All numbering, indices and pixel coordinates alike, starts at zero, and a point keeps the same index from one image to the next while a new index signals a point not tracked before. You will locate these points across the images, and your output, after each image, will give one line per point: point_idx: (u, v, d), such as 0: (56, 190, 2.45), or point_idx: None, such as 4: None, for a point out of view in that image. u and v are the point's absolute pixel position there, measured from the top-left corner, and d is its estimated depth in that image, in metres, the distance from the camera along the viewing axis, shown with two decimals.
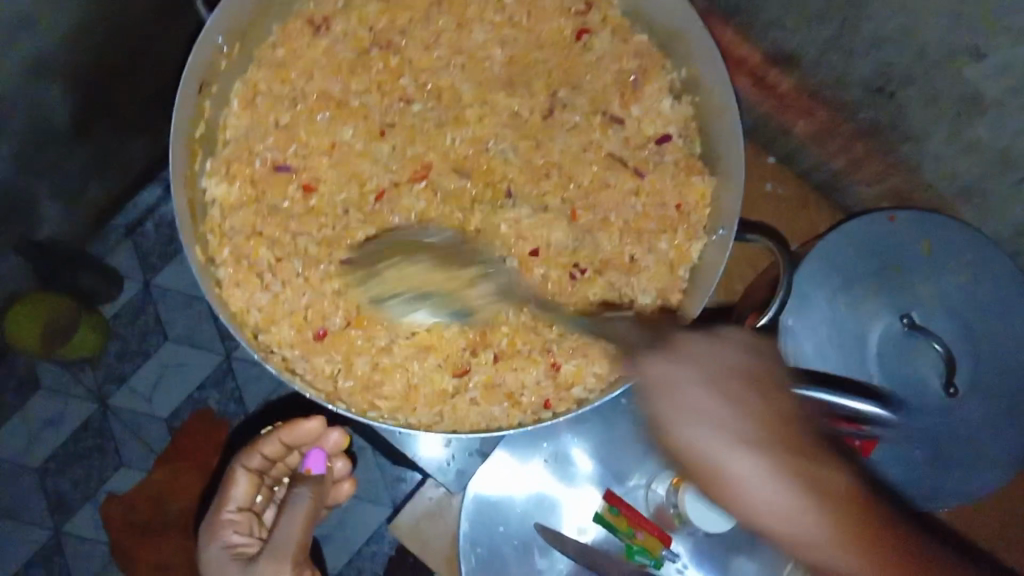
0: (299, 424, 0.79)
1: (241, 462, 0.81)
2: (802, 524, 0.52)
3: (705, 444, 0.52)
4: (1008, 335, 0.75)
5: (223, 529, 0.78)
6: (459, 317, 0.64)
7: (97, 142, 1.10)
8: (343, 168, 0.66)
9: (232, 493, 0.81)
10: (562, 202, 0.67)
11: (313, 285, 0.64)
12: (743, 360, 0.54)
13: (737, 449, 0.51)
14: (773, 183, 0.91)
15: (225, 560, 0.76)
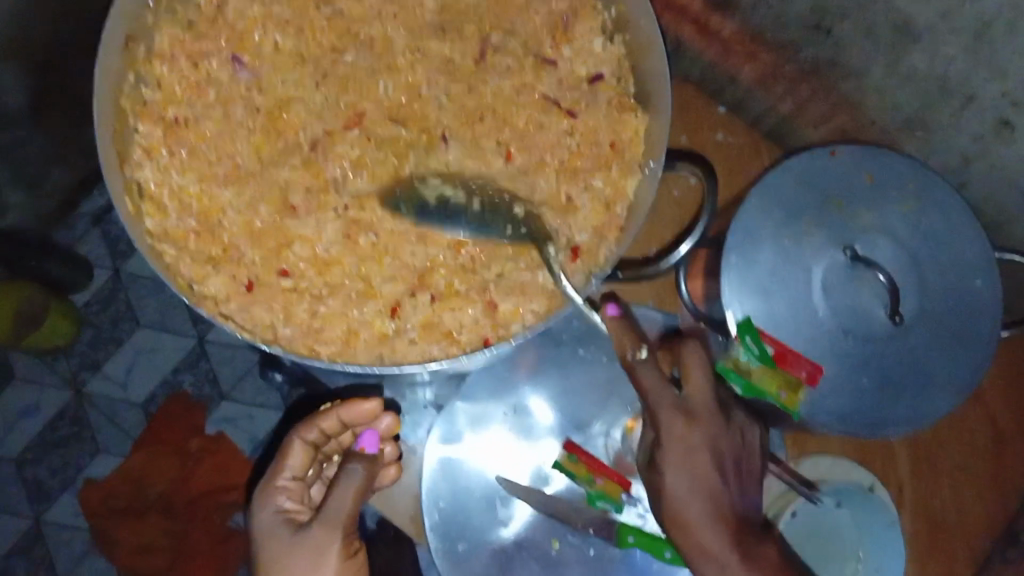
0: (358, 402, 0.79)
1: (299, 433, 0.81)
2: (705, 491, 0.68)
3: (678, 411, 0.68)
4: (952, 262, 0.75)
5: (275, 490, 0.80)
6: (395, 262, 0.65)
7: (56, 131, 1.10)
8: (275, 121, 0.66)
9: (287, 461, 0.81)
10: (498, 145, 0.66)
11: (253, 236, 0.65)
12: (699, 436, 0.68)
13: (711, 437, 0.68)
14: (722, 133, 0.92)
15: (276, 522, 0.77)
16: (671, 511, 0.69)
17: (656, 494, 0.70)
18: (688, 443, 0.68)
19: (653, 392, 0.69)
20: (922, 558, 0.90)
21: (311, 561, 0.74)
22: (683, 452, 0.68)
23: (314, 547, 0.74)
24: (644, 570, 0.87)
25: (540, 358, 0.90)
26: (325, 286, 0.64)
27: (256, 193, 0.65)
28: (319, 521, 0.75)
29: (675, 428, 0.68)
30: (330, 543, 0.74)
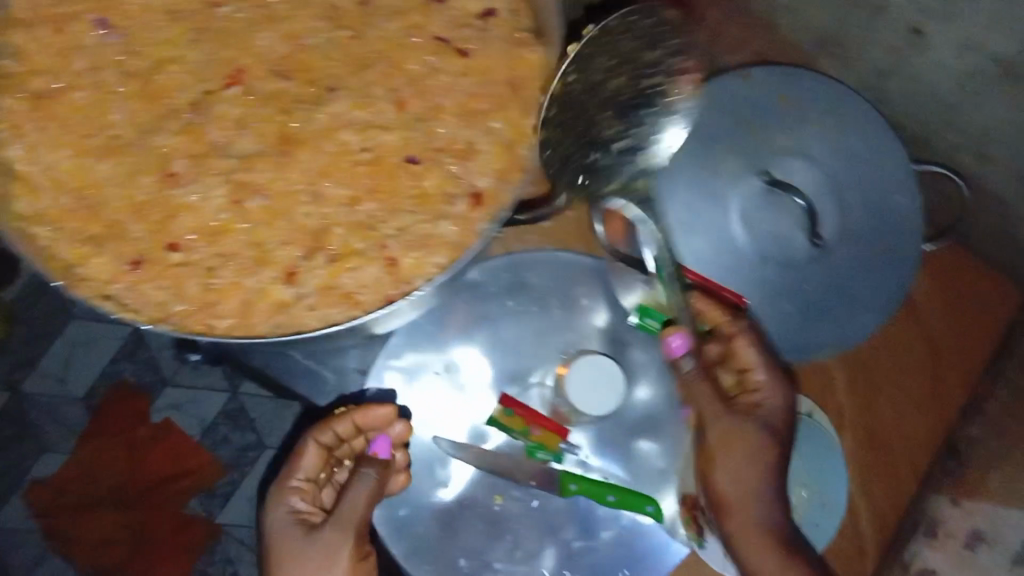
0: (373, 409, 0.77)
1: (312, 435, 0.78)
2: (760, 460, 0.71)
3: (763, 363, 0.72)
4: (871, 180, 0.73)
5: (291, 484, 0.78)
6: (289, 225, 0.61)
7: None
8: (149, 85, 0.62)
9: (299, 463, 0.78)
10: (389, 92, 0.63)
11: (134, 209, 0.61)
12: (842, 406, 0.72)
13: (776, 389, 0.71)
14: None
15: (288, 524, 0.76)
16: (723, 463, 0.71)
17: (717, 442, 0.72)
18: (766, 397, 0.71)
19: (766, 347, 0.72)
20: (865, 476, 0.90)
21: (319, 562, 0.74)
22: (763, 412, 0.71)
23: (323, 550, 0.74)
24: (589, 516, 0.87)
25: (470, 313, 0.87)
26: (217, 257, 0.61)
27: (135, 163, 0.61)
28: (331, 525, 0.75)
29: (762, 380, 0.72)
30: (339, 547, 0.74)
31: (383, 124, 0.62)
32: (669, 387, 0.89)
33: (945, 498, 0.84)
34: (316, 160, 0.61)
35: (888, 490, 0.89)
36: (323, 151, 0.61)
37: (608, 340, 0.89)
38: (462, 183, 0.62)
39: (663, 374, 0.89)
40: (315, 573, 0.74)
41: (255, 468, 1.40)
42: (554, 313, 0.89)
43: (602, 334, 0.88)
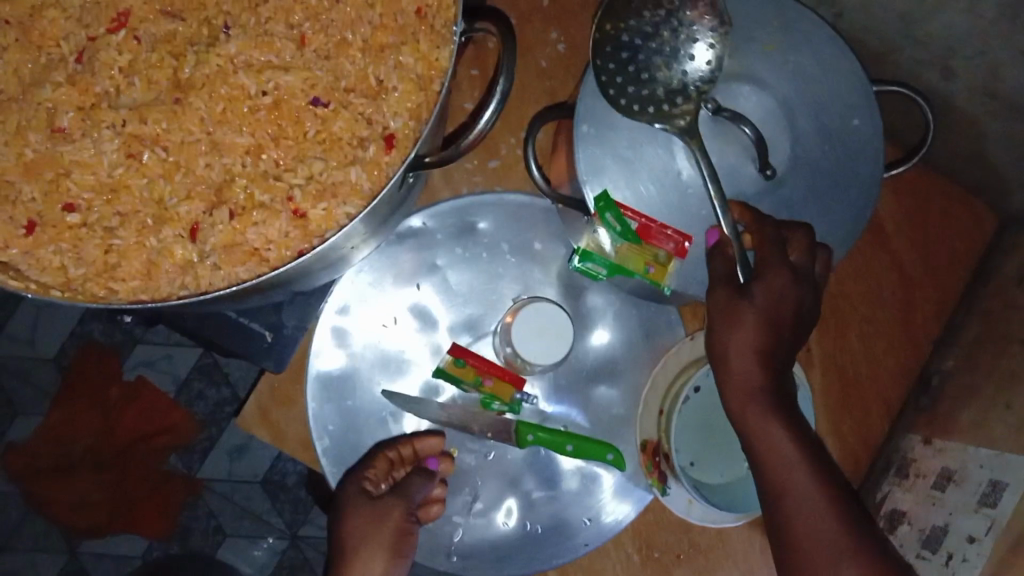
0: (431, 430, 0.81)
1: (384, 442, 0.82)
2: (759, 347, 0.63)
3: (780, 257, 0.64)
4: (826, 105, 0.69)
5: (365, 468, 0.80)
6: (190, 178, 0.57)
7: None
8: (30, 34, 0.58)
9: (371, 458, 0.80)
10: (289, 28, 0.58)
11: (26, 169, 0.57)
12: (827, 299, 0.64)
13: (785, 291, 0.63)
14: None
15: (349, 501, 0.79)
16: (726, 342, 0.64)
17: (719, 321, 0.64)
18: (766, 288, 0.63)
19: (774, 239, 0.64)
20: (837, 416, 0.86)
21: (373, 531, 0.78)
22: (769, 298, 0.63)
23: (377, 525, 0.78)
24: (549, 466, 0.84)
25: (416, 262, 0.83)
26: (115, 217, 0.57)
27: (20, 120, 0.57)
28: (395, 507, 0.78)
29: (772, 269, 0.63)
30: (390, 526, 0.78)
31: (283, 64, 0.58)
32: (629, 329, 0.85)
33: (918, 439, 0.83)
34: (210, 104, 0.57)
35: (860, 429, 0.87)
36: (218, 93, 0.56)
37: (564, 285, 0.85)
38: (373, 123, 0.58)
39: (621, 317, 0.85)
40: (367, 541, 0.78)
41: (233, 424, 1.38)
42: (506, 259, 0.85)
43: (557, 278, 0.85)
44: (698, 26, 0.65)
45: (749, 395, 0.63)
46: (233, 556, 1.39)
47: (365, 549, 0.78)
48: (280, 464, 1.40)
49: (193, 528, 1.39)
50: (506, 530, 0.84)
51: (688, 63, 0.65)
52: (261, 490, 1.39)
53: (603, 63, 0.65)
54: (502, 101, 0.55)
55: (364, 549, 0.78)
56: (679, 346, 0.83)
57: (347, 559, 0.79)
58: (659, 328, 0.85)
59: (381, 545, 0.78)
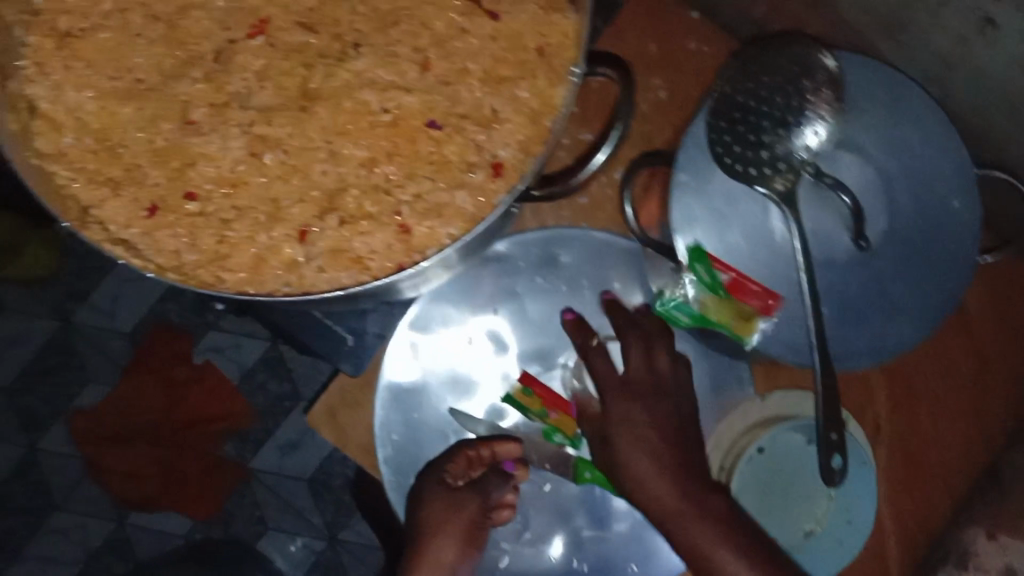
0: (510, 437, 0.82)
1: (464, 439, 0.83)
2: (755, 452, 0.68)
3: (622, 396, 0.78)
4: (927, 184, 0.68)
5: (444, 463, 0.82)
6: (305, 183, 0.60)
7: None
8: (174, 30, 0.61)
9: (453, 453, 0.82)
10: (414, 51, 0.61)
11: (155, 156, 0.61)
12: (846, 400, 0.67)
13: (655, 365, 0.79)
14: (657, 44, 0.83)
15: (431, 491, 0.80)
16: (627, 478, 0.76)
17: (637, 478, 0.75)
18: (633, 445, 0.75)
19: (639, 381, 0.78)
20: (897, 495, 0.85)
21: (450, 521, 0.81)
22: (641, 429, 0.76)
23: (455, 517, 0.81)
24: (602, 506, 0.85)
25: (497, 286, 0.85)
26: (233, 210, 0.60)
27: (157, 109, 0.61)
28: (473, 502, 0.81)
29: (635, 424, 0.76)
30: (465, 518, 0.81)
31: (406, 86, 0.60)
32: (697, 381, 0.85)
33: (980, 532, 0.81)
34: (332, 115, 0.59)
35: (919, 512, 0.85)
36: (341, 104, 0.59)
37: None
38: (482, 152, 0.60)
39: (690, 368, 0.85)
40: (444, 531, 0.81)
41: (290, 418, 1.42)
42: (584, 295, 0.86)
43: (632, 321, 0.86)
44: (813, 99, 0.66)
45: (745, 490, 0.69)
46: (271, 549, 1.42)
47: (442, 537, 0.81)
48: (327, 465, 1.43)
49: (236, 515, 1.42)
50: (552, 563, 0.86)
51: (798, 132, 0.66)
52: (306, 487, 1.42)
53: (715, 121, 0.67)
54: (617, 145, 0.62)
55: (440, 537, 0.81)
56: (746, 405, 0.83)
57: (422, 543, 0.82)
58: (728, 382, 0.84)
59: (455, 533, 0.81)
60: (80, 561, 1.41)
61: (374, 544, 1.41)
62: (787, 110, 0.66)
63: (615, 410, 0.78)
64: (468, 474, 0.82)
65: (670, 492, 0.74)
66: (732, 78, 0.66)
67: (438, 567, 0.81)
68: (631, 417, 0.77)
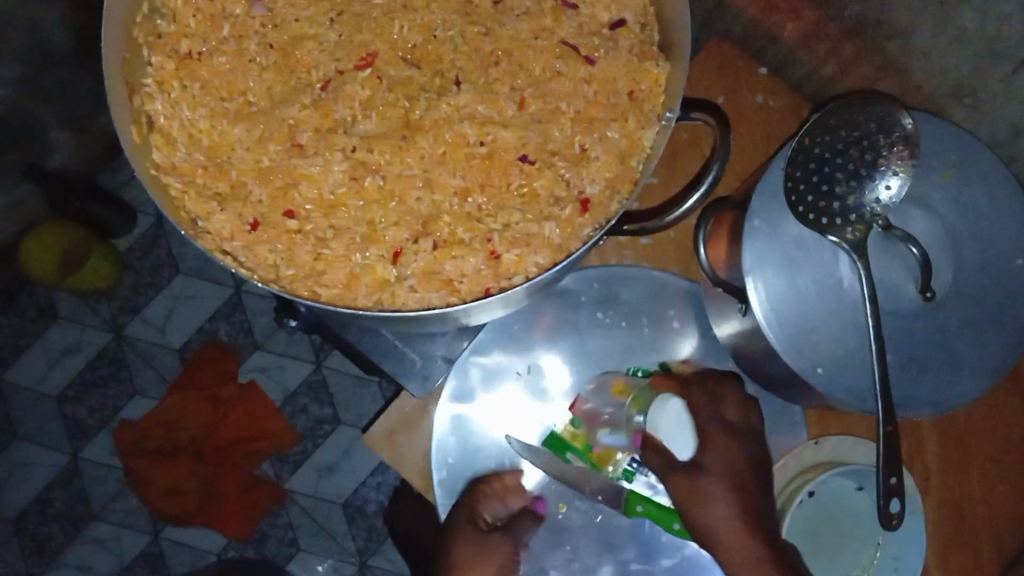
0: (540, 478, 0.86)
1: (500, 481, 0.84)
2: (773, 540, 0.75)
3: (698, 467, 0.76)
4: (993, 242, 0.70)
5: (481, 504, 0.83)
6: (402, 206, 0.65)
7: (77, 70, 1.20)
8: (287, 58, 0.67)
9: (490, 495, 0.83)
10: (511, 90, 0.67)
11: (261, 172, 0.65)
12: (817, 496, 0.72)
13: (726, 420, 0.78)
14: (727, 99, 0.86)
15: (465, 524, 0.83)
16: (722, 543, 0.75)
17: (729, 543, 0.75)
18: (721, 512, 0.74)
19: (709, 441, 0.76)
20: (946, 549, 0.86)
21: (486, 563, 0.82)
22: (727, 497, 0.74)
23: (491, 558, 0.82)
24: (652, 541, 0.86)
25: (558, 319, 0.88)
26: (330, 229, 0.64)
27: (265, 130, 0.65)
28: (509, 544, 0.83)
29: (718, 492, 0.75)
30: (501, 559, 0.82)
31: (502, 121, 0.66)
32: None
33: None
34: (432, 144, 0.65)
35: (967, 567, 0.85)
36: (441, 137, 0.65)
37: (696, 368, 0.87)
38: (570, 188, 0.66)
39: None
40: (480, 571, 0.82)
41: (329, 441, 1.44)
42: (643, 333, 0.88)
43: (690, 360, 0.87)
44: (887, 154, 0.69)
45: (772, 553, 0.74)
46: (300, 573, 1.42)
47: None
48: (362, 490, 1.44)
49: (270, 535, 1.42)
50: None
51: (872, 184, 0.69)
52: (341, 512, 1.43)
53: (792, 169, 0.71)
54: (705, 192, 0.65)
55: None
56: (800, 449, 0.84)
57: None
58: (781, 427, 0.86)
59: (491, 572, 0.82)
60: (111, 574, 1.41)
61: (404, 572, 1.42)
62: (861, 162, 0.70)
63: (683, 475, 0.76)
64: (503, 517, 0.84)
65: (765, 563, 0.73)
66: (811, 130, 0.71)
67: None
68: (710, 480, 0.75)
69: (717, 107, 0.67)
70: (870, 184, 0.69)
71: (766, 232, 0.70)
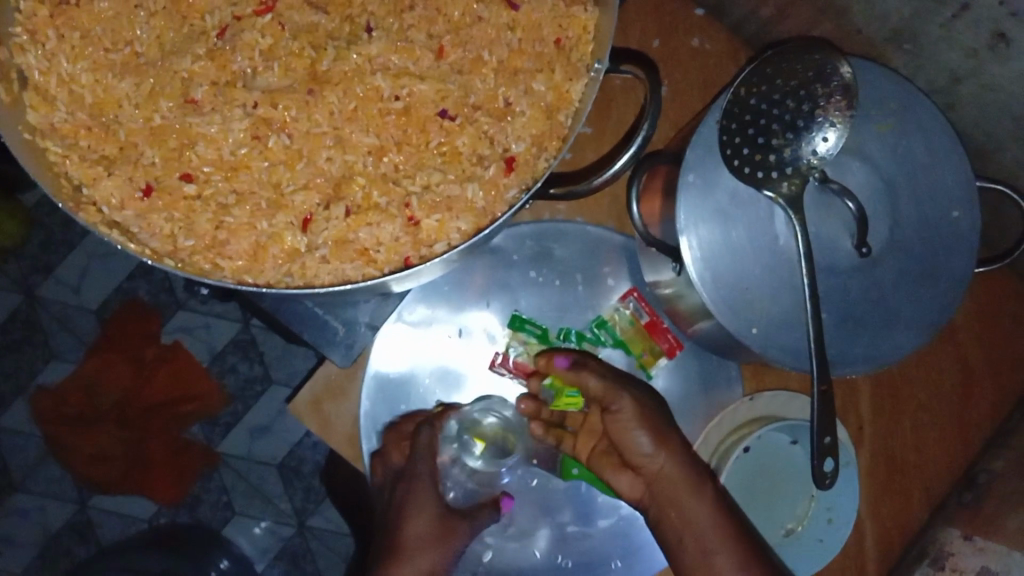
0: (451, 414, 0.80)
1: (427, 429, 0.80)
2: (697, 495, 0.72)
3: (679, 519, 0.73)
4: (932, 191, 0.69)
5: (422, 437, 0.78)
6: (312, 166, 0.61)
7: None
8: (178, 3, 0.62)
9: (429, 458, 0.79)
10: (428, 38, 0.64)
11: (153, 132, 0.61)
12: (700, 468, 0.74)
13: (648, 411, 0.74)
14: (662, 40, 0.82)
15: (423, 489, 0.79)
16: (675, 524, 0.73)
17: (676, 518, 0.73)
18: (641, 444, 0.73)
19: (670, 491, 0.73)
20: (876, 496, 0.86)
21: (442, 530, 0.78)
22: (657, 457, 0.73)
23: (417, 506, 0.78)
24: (588, 502, 0.85)
25: (489, 279, 0.84)
26: (232, 194, 0.61)
27: (155, 84, 0.61)
28: (426, 471, 0.79)
29: (635, 431, 0.73)
30: (432, 490, 0.80)
31: (418, 73, 0.63)
32: (688, 379, 0.85)
33: (956, 534, 0.83)
34: (340, 96, 0.61)
35: (898, 515, 0.87)
36: (351, 87, 0.62)
37: (633, 324, 0.84)
38: (494, 145, 0.63)
39: (679, 364, 0.85)
40: (434, 540, 0.77)
41: (260, 402, 1.39)
42: (578, 291, 0.85)
43: (628, 317, 0.84)
44: (825, 104, 0.66)
45: (694, 516, 0.72)
46: (236, 535, 1.38)
47: (417, 551, 0.77)
48: (298, 450, 1.40)
49: (202, 500, 1.38)
50: (536, 558, 0.85)
51: (808, 137, 0.66)
52: (276, 473, 1.39)
53: (727, 123, 0.67)
54: (638, 150, 0.61)
55: (429, 549, 0.77)
56: (736, 405, 0.83)
57: (397, 561, 0.77)
58: (716, 381, 0.85)
59: (445, 545, 0.78)
60: (36, 544, 1.36)
61: (344, 531, 1.39)
62: (798, 113, 0.67)
63: (671, 515, 0.73)
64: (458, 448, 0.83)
65: (710, 505, 0.72)
66: (747, 80, 0.68)
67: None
68: (693, 532, 0.72)
69: (651, 61, 0.63)
70: (808, 135, 0.66)
71: (703, 192, 0.67)
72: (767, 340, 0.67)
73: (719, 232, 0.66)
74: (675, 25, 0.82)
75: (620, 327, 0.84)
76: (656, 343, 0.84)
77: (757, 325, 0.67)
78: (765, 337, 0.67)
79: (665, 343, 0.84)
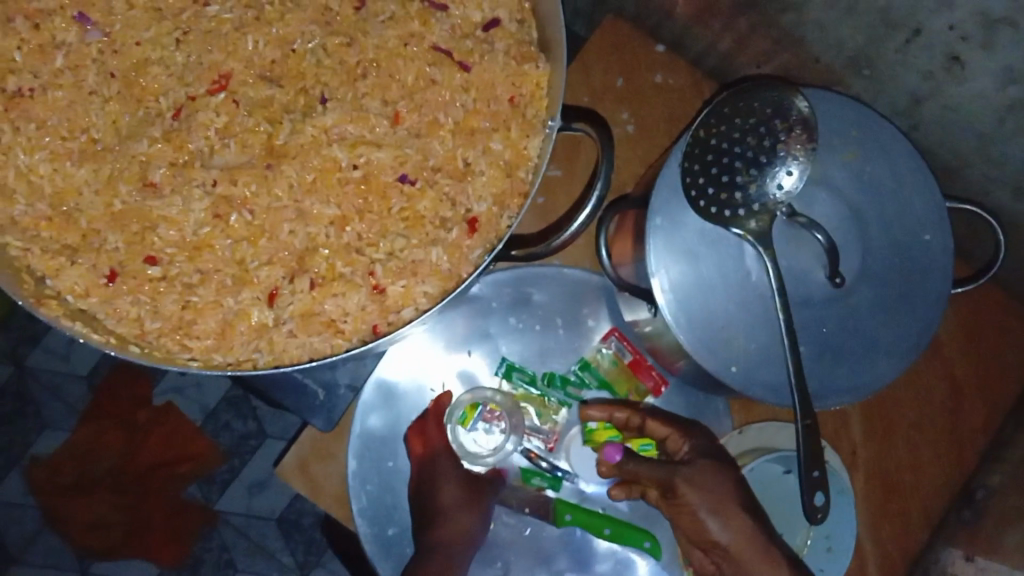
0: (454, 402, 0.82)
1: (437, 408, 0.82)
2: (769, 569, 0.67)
3: None
4: (900, 214, 0.69)
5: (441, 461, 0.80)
6: (274, 239, 0.62)
7: None
8: (131, 87, 0.63)
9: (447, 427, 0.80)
10: (383, 104, 0.64)
11: (112, 218, 0.62)
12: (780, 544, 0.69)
13: (714, 490, 0.70)
14: (624, 78, 0.83)
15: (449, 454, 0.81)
16: None
17: None
18: (708, 523, 0.69)
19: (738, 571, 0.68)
20: (876, 520, 0.85)
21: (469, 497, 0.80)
22: (724, 532, 0.69)
23: (446, 473, 0.79)
24: (583, 549, 0.84)
25: (469, 329, 0.83)
26: (196, 273, 0.62)
27: (113, 170, 0.62)
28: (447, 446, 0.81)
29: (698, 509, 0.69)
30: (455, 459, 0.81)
31: (375, 140, 0.63)
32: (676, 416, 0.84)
33: (958, 555, 0.82)
34: (297, 169, 0.62)
35: (899, 537, 0.86)
36: (306, 157, 0.62)
37: (616, 364, 0.84)
38: (456, 205, 0.63)
39: (668, 401, 0.85)
40: (466, 505, 0.79)
41: (255, 458, 1.38)
42: (560, 333, 0.85)
43: (610, 356, 0.84)
44: (786, 139, 0.66)
45: None
46: None
47: (456, 515, 0.78)
48: (297, 503, 1.39)
49: (204, 560, 1.37)
50: None
51: (772, 172, 0.66)
52: (276, 528, 1.38)
53: (689, 164, 0.67)
54: (596, 205, 0.61)
55: (464, 514, 0.79)
56: (725, 438, 0.83)
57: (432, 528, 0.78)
58: (703, 416, 0.84)
59: (473, 509, 0.80)
60: None
61: None
62: (760, 149, 0.67)
63: None
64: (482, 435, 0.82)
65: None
66: (705, 120, 0.68)
67: (460, 539, 0.78)
68: None
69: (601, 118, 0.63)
70: (772, 170, 0.66)
71: (672, 236, 0.66)
72: (749, 379, 0.67)
73: (691, 274, 0.66)
74: (636, 62, 0.83)
75: (603, 367, 0.84)
76: (641, 382, 0.83)
77: (739, 364, 0.66)
78: (747, 376, 0.67)
79: (650, 381, 0.83)
